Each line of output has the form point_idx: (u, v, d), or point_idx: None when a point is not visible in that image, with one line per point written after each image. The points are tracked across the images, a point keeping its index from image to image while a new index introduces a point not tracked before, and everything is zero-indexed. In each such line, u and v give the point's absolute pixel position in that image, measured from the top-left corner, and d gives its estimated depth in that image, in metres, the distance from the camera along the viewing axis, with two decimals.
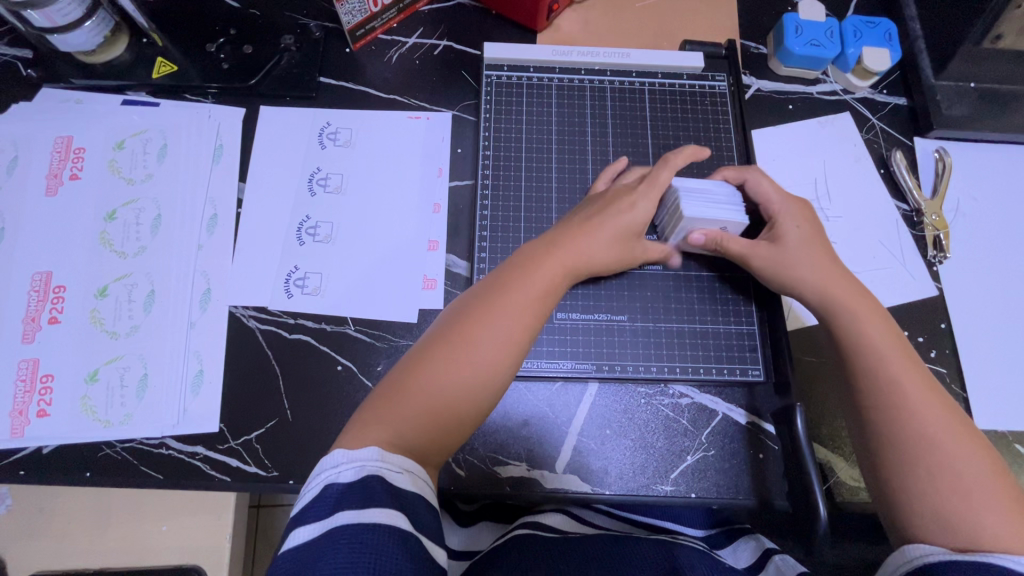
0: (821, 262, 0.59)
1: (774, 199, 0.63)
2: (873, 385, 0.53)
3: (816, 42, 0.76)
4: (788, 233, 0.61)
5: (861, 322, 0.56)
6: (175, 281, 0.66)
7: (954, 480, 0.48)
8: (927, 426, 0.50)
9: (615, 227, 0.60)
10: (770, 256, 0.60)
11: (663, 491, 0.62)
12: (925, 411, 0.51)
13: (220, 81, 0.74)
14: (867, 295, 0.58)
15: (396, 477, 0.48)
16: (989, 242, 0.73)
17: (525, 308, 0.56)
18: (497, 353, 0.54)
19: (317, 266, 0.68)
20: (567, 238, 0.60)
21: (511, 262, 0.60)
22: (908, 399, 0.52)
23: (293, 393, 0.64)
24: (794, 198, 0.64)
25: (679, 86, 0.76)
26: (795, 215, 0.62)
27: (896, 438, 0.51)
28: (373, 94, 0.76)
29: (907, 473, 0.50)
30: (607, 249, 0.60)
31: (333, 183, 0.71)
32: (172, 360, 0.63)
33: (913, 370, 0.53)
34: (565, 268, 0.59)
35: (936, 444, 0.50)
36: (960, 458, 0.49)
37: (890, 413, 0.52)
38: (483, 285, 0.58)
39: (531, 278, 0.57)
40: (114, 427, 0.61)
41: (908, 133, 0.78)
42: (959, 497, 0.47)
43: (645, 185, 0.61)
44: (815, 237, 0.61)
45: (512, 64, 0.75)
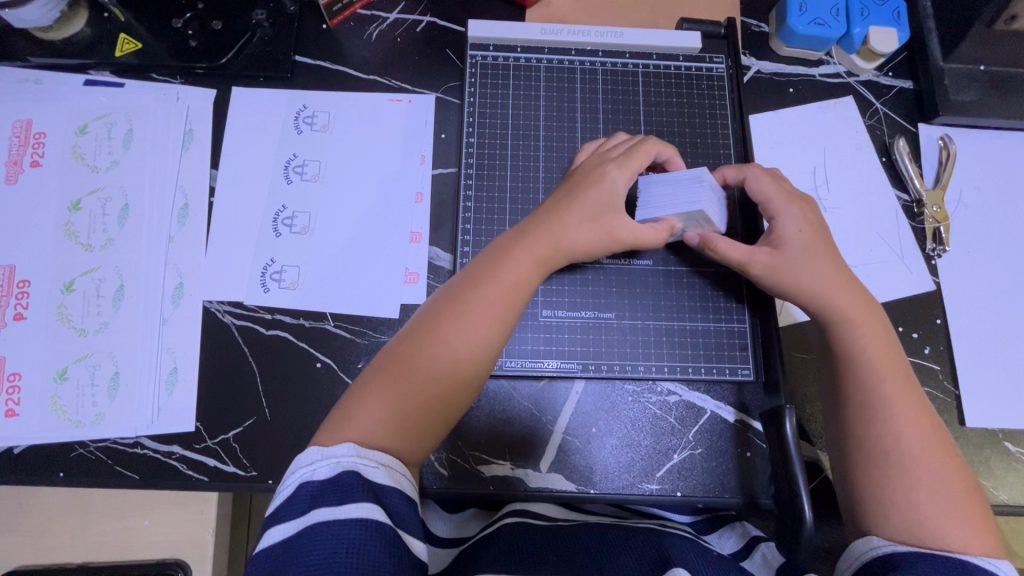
0: (822, 268, 0.56)
1: (775, 196, 0.59)
2: (862, 389, 0.53)
3: (820, 21, 0.72)
4: (787, 238, 0.58)
5: (855, 325, 0.55)
6: (145, 275, 0.63)
7: (930, 494, 0.48)
8: (908, 439, 0.50)
9: (598, 207, 0.58)
10: (766, 263, 0.57)
11: (649, 490, 0.61)
12: (910, 421, 0.51)
13: (187, 60, 0.70)
14: (871, 304, 0.56)
15: (372, 472, 0.46)
16: (991, 234, 0.71)
17: (502, 298, 0.54)
18: (472, 343, 0.53)
19: (294, 258, 0.65)
20: (545, 229, 0.57)
21: (485, 252, 0.58)
22: (895, 409, 0.51)
23: (272, 391, 0.62)
24: (796, 195, 0.60)
25: (675, 67, 0.72)
26: (797, 215, 0.58)
27: (879, 451, 0.50)
28: (352, 75, 0.72)
29: (888, 483, 0.49)
30: (588, 227, 0.57)
31: (310, 170, 0.68)
32: (144, 358, 0.61)
33: (903, 383, 0.53)
34: (542, 255, 0.57)
35: (916, 454, 0.50)
36: (937, 472, 0.49)
37: (876, 420, 0.51)
38: (459, 274, 0.57)
39: (507, 269, 0.55)
40: (85, 427, 0.59)
41: (912, 119, 0.75)
42: (934, 511, 0.47)
43: (624, 157, 0.59)
44: (820, 243, 0.57)
45: (498, 44, 0.71)
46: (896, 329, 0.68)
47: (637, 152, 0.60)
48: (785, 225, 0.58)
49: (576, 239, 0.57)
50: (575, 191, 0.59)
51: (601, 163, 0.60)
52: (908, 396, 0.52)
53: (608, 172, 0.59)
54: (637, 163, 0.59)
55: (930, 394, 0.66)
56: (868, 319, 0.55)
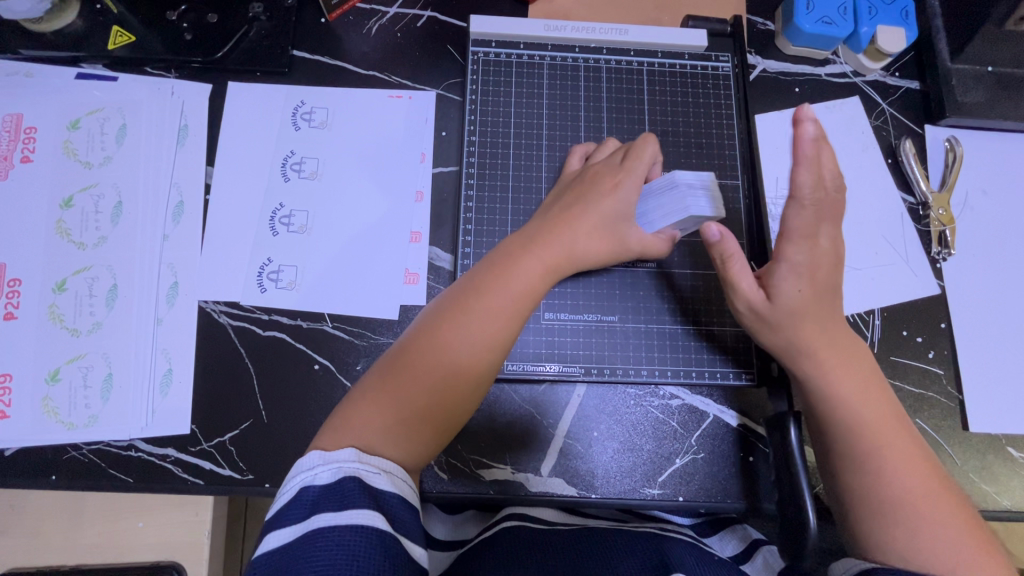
0: (812, 326, 0.52)
1: (789, 244, 0.51)
2: (848, 437, 0.51)
3: (827, 20, 0.71)
4: (781, 296, 0.53)
5: (838, 369, 0.52)
6: (139, 274, 0.62)
7: (930, 529, 0.47)
8: (902, 480, 0.49)
9: (607, 214, 0.57)
10: (752, 308, 0.55)
11: (650, 495, 0.60)
12: (900, 458, 0.50)
13: (182, 54, 0.68)
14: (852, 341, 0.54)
15: (374, 478, 0.46)
16: (996, 237, 0.70)
17: (506, 305, 0.53)
18: (477, 350, 0.52)
19: (291, 258, 0.64)
20: (550, 235, 0.56)
21: (482, 263, 0.56)
22: (882, 455, 0.50)
23: (268, 393, 0.61)
24: (818, 246, 0.51)
25: (680, 66, 0.71)
26: (802, 272, 0.52)
27: (872, 496, 0.49)
28: (351, 71, 0.71)
29: (885, 528, 0.48)
30: (598, 236, 0.57)
31: (308, 168, 0.67)
32: (138, 359, 0.60)
33: (887, 426, 0.51)
34: (551, 262, 0.56)
35: (912, 491, 0.49)
36: (935, 504, 0.48)
37: (865, 464, 0.50)
38: (455, 287, 0.55)
39: (511, 275, 0.54)
40: (78, 429, 0.58)
41: (918, 120, 0.74)
42: (940, 546, 0.47)
43: (631, 162, 0.59)
44: (815, 302, 0.52)
45: (500, 40, 0.69)
46: (900, 332, 0.67)
47: (641, 155, 0.60)
48: (784, 283, 0.52)
49: (586, 248, 0.57)
50: (584, 199, 0.58)
51: (608, 169, 0.60)
52: (894, 433, 0.51)
53: (619, 181, 0.58)
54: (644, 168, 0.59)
55: (933, 398, 0.66)
56: (849, 360, 0.53)
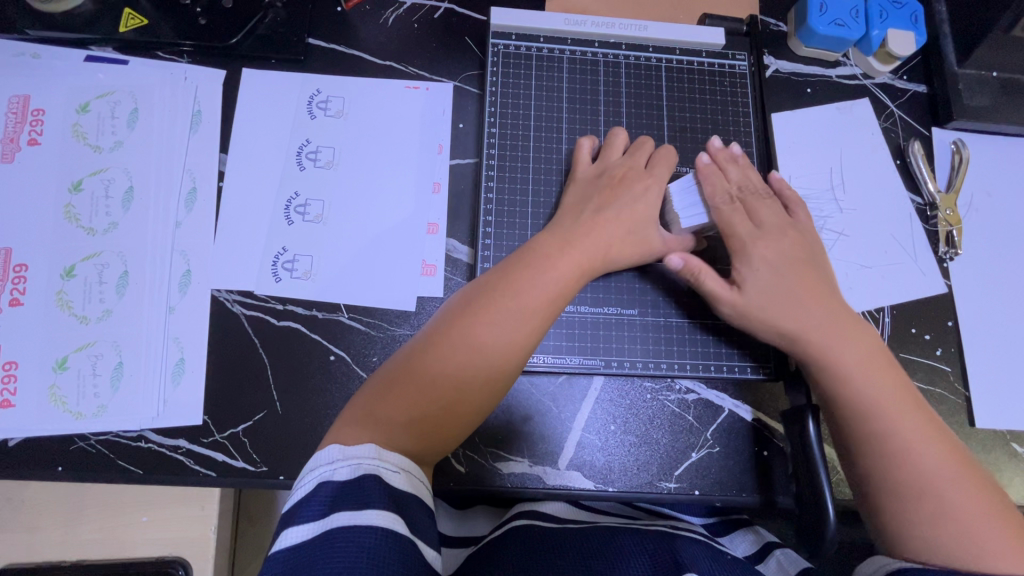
0: (786, 310, 0.55)
1: (735, 242, 0.58)
2: (861, 424, 0.51)
3: (840, 22, 0.72)
4: (746, 281, 0.57)
5: (847, 352, 0.53)
6: (151, 261, 0.61)
7: (958, 522, 0.46)
8: (919, 462, 0.49)
9: (638, 219, 0.59)
10: (732, 305, 0.57)
11: (667, 488, 0.61)
12: (919, 445, 0.49)
13: (195, 38, 0.67)
14: (859, 323, 0.55)
15: (392, 477, 0.45)
16: (1001, 237, 0.72)
17: (529, 304, 0.52)
18: (498, 350, 0.51)
19: (306, 247, 0.63)
20: (581, 237, 0.57)
21: (507, 259, 0.56)
22: (896, 436, 0.50)
23: (283, 385, 0.60)
24: (757, 238, 0.58)
25: (697, 63, 0.71)
26: (755, 257, 0.57)
27: (889, 477, 0.49)
28: (368, 61, 0.70)
29: (903, 511, 0.48)
30: (625, 238, 0.58)
31: (324, 157, 0.66)
32: (150, 348, 0.59)
33: (905, 405, 0.51)
34: (583, 261, 0.56)
35: (933, 483, 0.48)
36: (960, 495, 0.47)
37: (882, 452, 0.50)
38: (483, 280, 0.55)
39: (535, 273, 0.54)
40: (86, 419, 0.57)
41: (925, 123, 0.76)
42: (969, 541, 0.46)
43: (654, 169, 0.62)
44: (775, 283, 0.56)
45: (521, 33, 0.69)
46: (909, 330, 0.68)
47: (665, 159, 0.63)
48: (745, 271, 0.57)
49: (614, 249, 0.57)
50: (615, 201, 0.59)
51: (635, 171, 0.62)
52: (908, 420, 0.50)
53: (645, 184, 0.61)
54: (665, 171, 0.62)
55: (940, 394, 0.67)
56: (850, 344, 0.54)
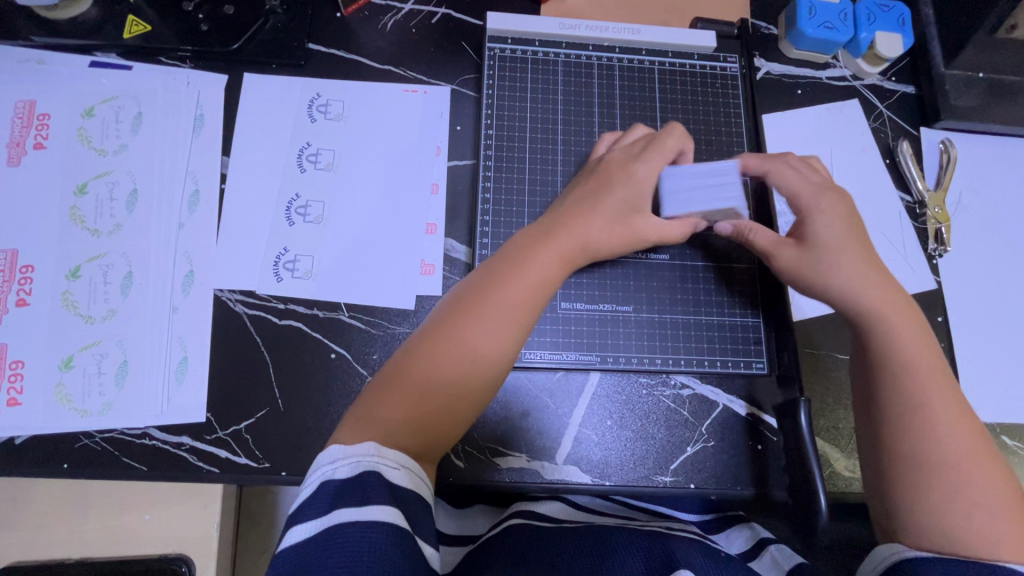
0: (852, 266, 0.55)
1: (806, 196, 0.58)
2: (899, 393, 0.52)
3: (829, 25, 0.74)
4: (818, 232, 0.56)
5: (894, 323, 0.54)
6: (155, 262, 0.62)
7: (973, 504, 0.47)
8: (948, 440, 0.49)
9: (619, 205, 0.58)
10: (793, 258, 0.57)
11: (663, 482, 0.62)
12: (948, 424, 0.50)
13: (198, 44, 0.68)
14: (908, 300, 0.56)
15: (393, 473, 0.46)
16: (988, 235, 0.73)
17: (518, 302, 0.53)
18: (488, 346, 0.52)
19: (307, 247, 0.64)
20: (565, 230, 0.56)
21: (497, 257, 0.57)
22: (930, 411, 0.50)
23: (285, 383, 0.61)
24: (828, 191, 0.58)
25: (690, 66, 0.73)
26: (827, 212, 0.57)
27: (917, 451, 0.49)
28: (367, 65, 0.72)
29: (927, 487, 0.48)
30: (611, 228, 0.57)
31: (324, 159, 0.67)
32: (154, 347, 0.60)
33: (942, 383, 0.52)
34: (566, 252, 0.56)
35: (953, 463, 0.49)
36: (976, 479, 0.48)
37: (915, 425, 0.50)
38: (472, 279, 0.56)
39: (522, 270, 0.54)
40: (91, 417, 0.58)
41: (914, 123, 0.77)
42: (980, 523, 0.47)
43: (648, 151, 0.59)
44: (847, 239, 0.56)
45: (516, 37, 0.71)
46: None
47: (660, 143, 0.60)
48: (817, 224, 0.57)
49: (598, 240, 0.57)
50: (603, 190, 0.58)
51: (626, 159, 0.60)
52: (948, 396, 0.51)
53: (634, 170, 0.59)
54: (660, 155, 0.59)
55: None
56: (905, 313, 0.54)
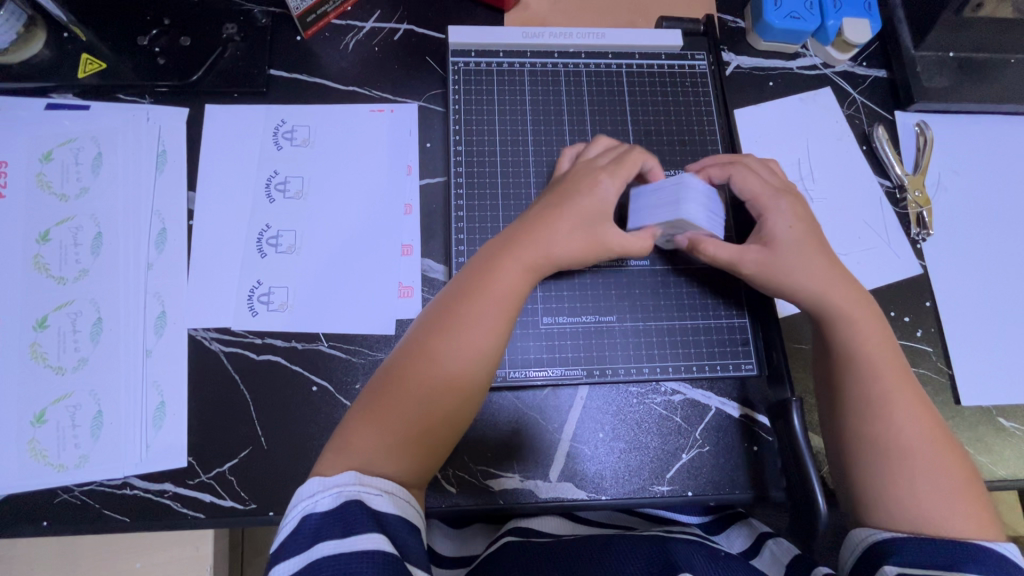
0: (816, 264, 0.57)
1: (763, 199, 0.60)
2: (860, 389, 0.54)
3: (796, 15, 0.73)
4: (780, 234, 0.58)
5: (856, 321, 0.56)
6: (124, 305, 0.60)
7: (930, 496, 0.49)
8: (905, 433, 0.51)
9: (586, 213, 0.56)
10: (763, 258, 0.58)
11: (660, 492, 0.60)
12: (905, 417, 0.52)
13: (157, 79, 0.67)
14: (865, 297, 0.57)
15: (376, 500, 0.45)
16: (970, 215, 0.72)
17: (491, 310, 0.53)
18: (464, 359, 0.51)
19: (281, 279, 0.63)
20: (531, 234, 0.56)
21: (469, 267, 0.56)
22: (889, 405, 0.52)
23: (267, 419, 0.59)
24: (781, 193, 0.60)
25: (657, 66, 0.72)
26: (787, 212, 0.59)
27: (876, 447, 0.52)
28: (331, 87, 0.70)
29: (887, 484, 0.51)
30: (577, 236, 0.56)
31: (293, 187, 0.66)
32: (128, 393, 0.58)
33: (900, 377, 0.54)
34: (534, 258, 0.55)
35: (913, 447, 0.51)
36: (935, 462, 0.51)
37: (872, 420, 0.52)
38: (442, 296, 0.55)
39: (492, 278, 0.54)
40: (68, 471, 0.56)
41: (888, 108, 0.77)
42: (940, 513, 0.49)
43: (612, 166, 0.58)
44: (809, 237, 0.58)
45: (480, 50, 0.70)
46: (889, 313, 0.69)
47: (625, 160, 0.59)
48: (775, 226, 0.58)
49: (565, 247, 0.56)
50: (565, 197, 0.58)
51: (591, 170, 0.59)
52: (905, 391, 0.53)
53: (598, 181, 0.58)
54: (625, 171, 0.59)
55: (925, 374, 0.67)
56: (865, 313, 0.56)
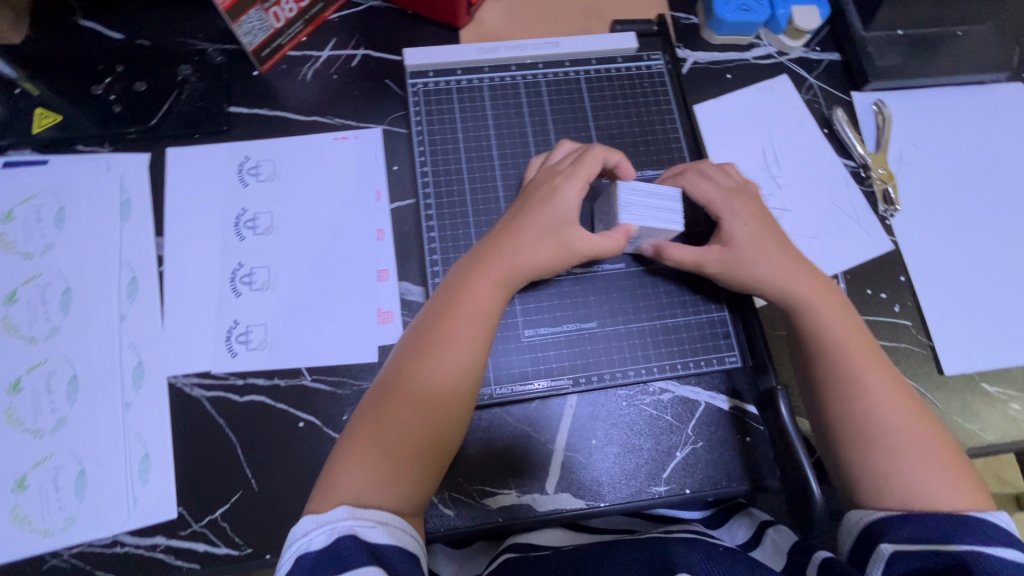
0: (774, 259, 0.58)
1: (716, 202, 0.61)
2: (832, 375, 0.55)
3: (746, 8, 0.75)
4: (736, 233, 0.59)
5: (821, 308, 0.57)
6: (99, 359, 0.59)
7: (919, 471, 0.50)
8: (884, 412, 0.52)
9: (551, 223, 0.57)
10: (723, 258, 0.59)
11: (659, 492, 0.60)
12: (882, 396, 0.53)
13: (115, 127, 0.66)
14: (828, 285, 0.59)
15: (371, 533, 0.44)
16: (934, 187, 0.74)
17: (465, 327, 0.53)
18: (445, 377, 0.52)
19: (258, 317, 0.62)
20: (499, 250, 0.56)
21: (440, 288, 0.56)
22: (865, 386, 0.53)
23: (256, 461, 0.58)
24: (736, 192, 0.61)
25: (615, 70, 0.73)
26: (739, 211, 0.60)
27: (859, 429, 0.52)
28: (293, 119, 0.70)
29: (877, 465, 0.51)
30: (544, 244, 0.56)
31: (263, 223, 0.65)
32: (110, 449, 0.57)
33: (870, 358, 0.55)
34: (503, 272, 0.56)
35: (892, 425, 0.52)
36: (916, 436, 0.51)
37: (852, 404, 0.53)
38: (416, 320, 0.55)
39: (464, 295, 0.54)
40: (55, 535, 0.55)
41: (844, 89, 0.78)
42: (930, 487, 0.49)
43: (570, 168, 0.59)
44: (764, 233, 0.59)
45: (438, 69, 0.70)
46: (865, 291, 0.70)
47: (583, 161, 0.59)
48: (731, 226, 0.59)
49: (533, 257, 0.56)
50: (528, 209, 0.58)
51: (551, 176, 0.60)
52: (879, 370, 0.54)
53: (558, 186, 0.58)
54: (585, 171, 0.59)
55: (907, 348, 0.68)
56: (829, 299, 0.57)
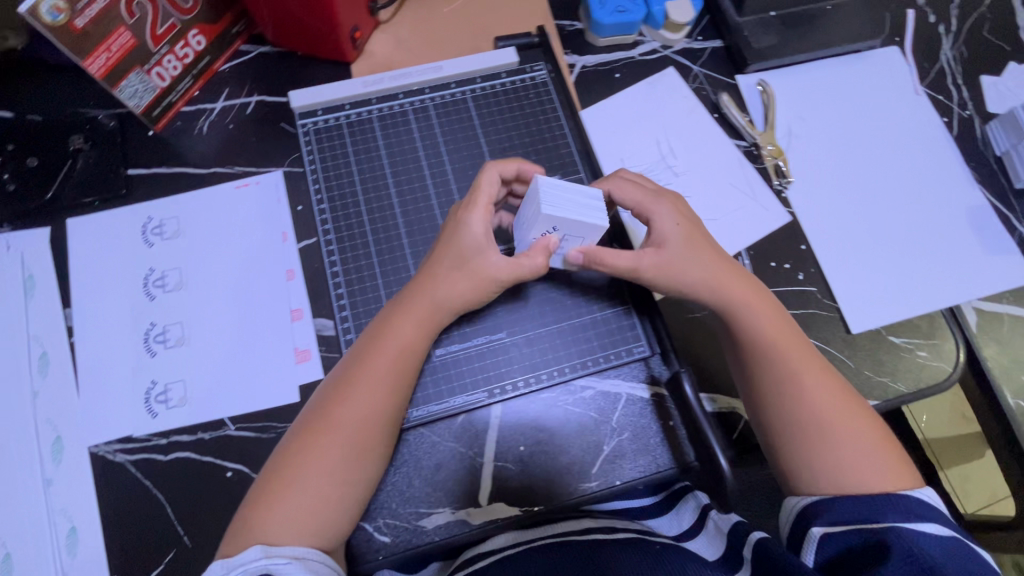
0: (706, 260, 0.60)
1: (648, 204, 0.62)
2: (768, 372, 0.58)
3: (622, 9, 0.77)
4: (669, 234, 0.61)
5: (751, 309, 0.60)
6: (16, 439, 0.60)
7: (851, 457, 0.54)
8: (813, 404, 0.56)
9: (459, 250, 0.58)
10: (657, 260, 0.60)
11: (589, 488, 0.62)
12: (811, 388, 0.57)
13: (12, 206, 0.67)
14: (756, 286, 0.62)
15: (284, 568, 0.46)
16: (822, 157, 0.77)
17: (383, 367, 0.55)
18: (363, 416, 0.53)
19: (175, 374, 0.63)
20: (421, 291, 0.58)
21: (367, 334, 0.58)
22: (795, 380, 0.57)
23: (186, 517, 0.58)
24: (664, 195, 0.64)
25: (500, 85, 0.75)
26: (671, 213, 0.62)
27: (793, 422, 0.56)
28: (193, 173, 0.71)
29: (813, 455, 0.55)
30: (455, 274, 0.58)
31: (172, 280, 0.66)
32: (36, 528, 0.57)
33: (799, 352, 0.59)
34: (421, 309, 0.58)
35: (824, 415, 0.56)
36: (845, 424, 0.56)
37: (784, 399, 0.57)
38: (338, 366, 0.57)
39: (383, 338, 0.56)
40: None
41: (729, 74, 0.81)
42: (861, 471, 0.54)
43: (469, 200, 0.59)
44: (695, 234, 0.61)
45: (325, 107, 0.72)
46: (770, 264, 0.72)
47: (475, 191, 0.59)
48: (662, 229, 0.61)
49: (447, 289, 0.58)
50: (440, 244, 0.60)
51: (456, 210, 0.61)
52: (810, 364, 0.58)
53: (460, 219, 0.59)
54: (483, 198, 0.59)
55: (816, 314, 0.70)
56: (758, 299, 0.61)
